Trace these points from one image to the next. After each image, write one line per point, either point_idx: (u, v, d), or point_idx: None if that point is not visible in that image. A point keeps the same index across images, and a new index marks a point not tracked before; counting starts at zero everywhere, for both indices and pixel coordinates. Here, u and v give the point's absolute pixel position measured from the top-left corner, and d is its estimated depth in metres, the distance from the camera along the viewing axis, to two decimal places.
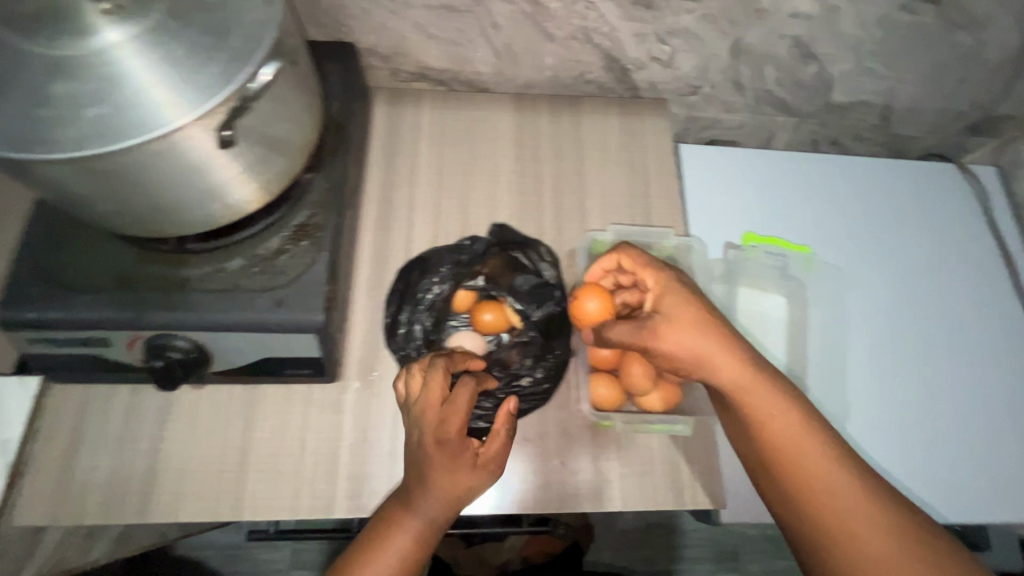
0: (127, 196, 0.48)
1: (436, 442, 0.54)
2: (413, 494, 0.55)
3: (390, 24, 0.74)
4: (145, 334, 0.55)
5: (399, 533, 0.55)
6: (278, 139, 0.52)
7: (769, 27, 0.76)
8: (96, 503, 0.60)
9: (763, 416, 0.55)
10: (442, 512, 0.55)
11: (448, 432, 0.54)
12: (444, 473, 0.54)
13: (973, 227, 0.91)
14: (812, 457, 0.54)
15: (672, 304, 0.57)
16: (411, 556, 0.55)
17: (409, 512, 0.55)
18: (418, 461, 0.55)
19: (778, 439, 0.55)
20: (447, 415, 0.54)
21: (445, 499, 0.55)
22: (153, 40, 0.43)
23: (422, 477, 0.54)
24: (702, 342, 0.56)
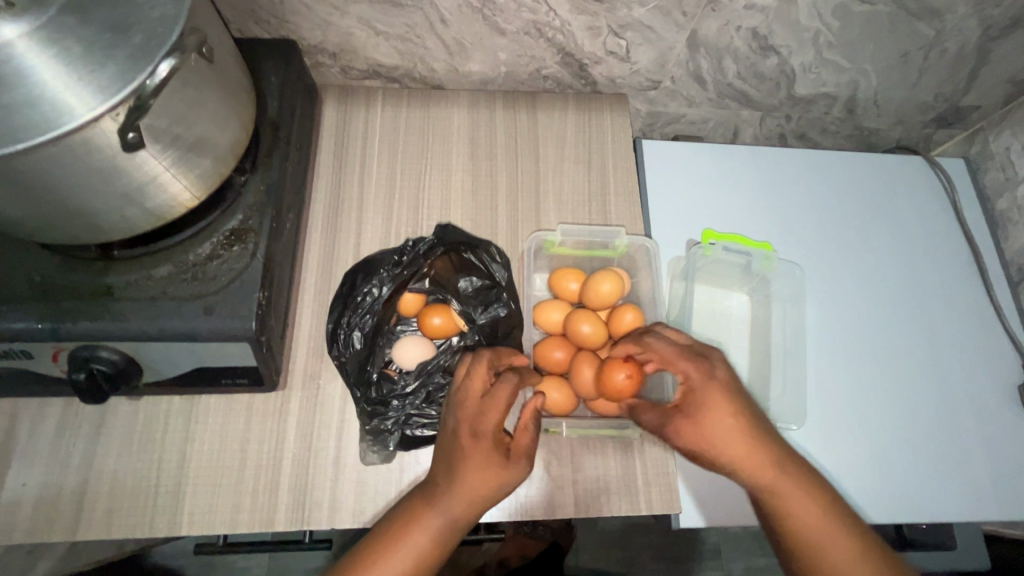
0: (33, 201, 0.45)
1: (470, 432, 0.53)
2: (441, 488, 0.52)
3: (334, 20, 0.72)
4: (67, 346, 0.53)
5: (418, 529, 0.51)
6: (198, 140, 0.50)
7: (724, 20, 0.74)
8: (24, 521, 0.58)
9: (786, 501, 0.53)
10: (467, 512, 0.52)
11: (483, 423, 0.53)
12: (475, 468, 0.52)
13: (943, 222, 0.90)
14: (832, 537, 0.52)
15: (708, 395, 0.54)
16: (424, 560, 0.50)
17: (432, 509, 0.52)
18: (447, 452, 0.54)
19: (803, 538, 0.53)
20: (485, 405, 0.53)
21: (471, 498, 0.51)
22: (46, 36, 0.40)
23: (450, 469, 0.52)
24: (738, 437, 0.54)
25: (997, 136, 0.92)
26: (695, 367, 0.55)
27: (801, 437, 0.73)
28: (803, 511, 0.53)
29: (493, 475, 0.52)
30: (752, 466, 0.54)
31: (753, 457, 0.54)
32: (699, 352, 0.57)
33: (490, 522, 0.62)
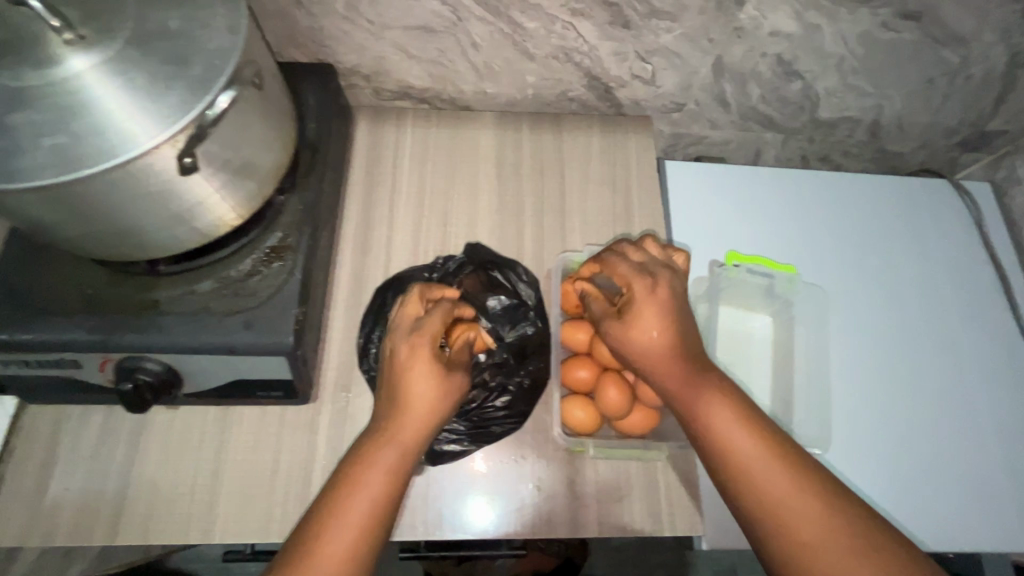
0: (89, 220, 0.48)
1: (409, 350, 0.55)
2: (389, 422, 0.54)
3: (370, 45, 0.74)
4: (115, 356, 0.55)
5: (375, 469, 0.51)
6: (245, 164, 0.52)
7: (749, 46, 0.75)
8: (67, 525, 0.60)
9: (728, 436, 0.52)
10: (416, 432, 0.54)
11: (419, 340, 0.56)
12: (419, 381, 0.54)
13: (968, 246, 0.89)
14: (772, 475, 0.50)
15: (638, 305, 0.56)
16: (391, 491, 0.51)
17: (385, 446, 0.53)
18: (390, 376, 0.56)
19: (744, 462, 0.51)
20: (425, 327, 0.56)
21: (422, 414, 0.54)
22: (113, 69, 0.43)
23: (394, 398, 0.55)
24: (672, 355, 0.55)
25: None
26: (637, 278, 0.57)
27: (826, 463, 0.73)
28: (742, 447, 0.51)
29: (437, 389, 0.55)
30: (669, 374, 0.55)
31: (682, 375, 0.55)
32: (648, 270, 0.58)
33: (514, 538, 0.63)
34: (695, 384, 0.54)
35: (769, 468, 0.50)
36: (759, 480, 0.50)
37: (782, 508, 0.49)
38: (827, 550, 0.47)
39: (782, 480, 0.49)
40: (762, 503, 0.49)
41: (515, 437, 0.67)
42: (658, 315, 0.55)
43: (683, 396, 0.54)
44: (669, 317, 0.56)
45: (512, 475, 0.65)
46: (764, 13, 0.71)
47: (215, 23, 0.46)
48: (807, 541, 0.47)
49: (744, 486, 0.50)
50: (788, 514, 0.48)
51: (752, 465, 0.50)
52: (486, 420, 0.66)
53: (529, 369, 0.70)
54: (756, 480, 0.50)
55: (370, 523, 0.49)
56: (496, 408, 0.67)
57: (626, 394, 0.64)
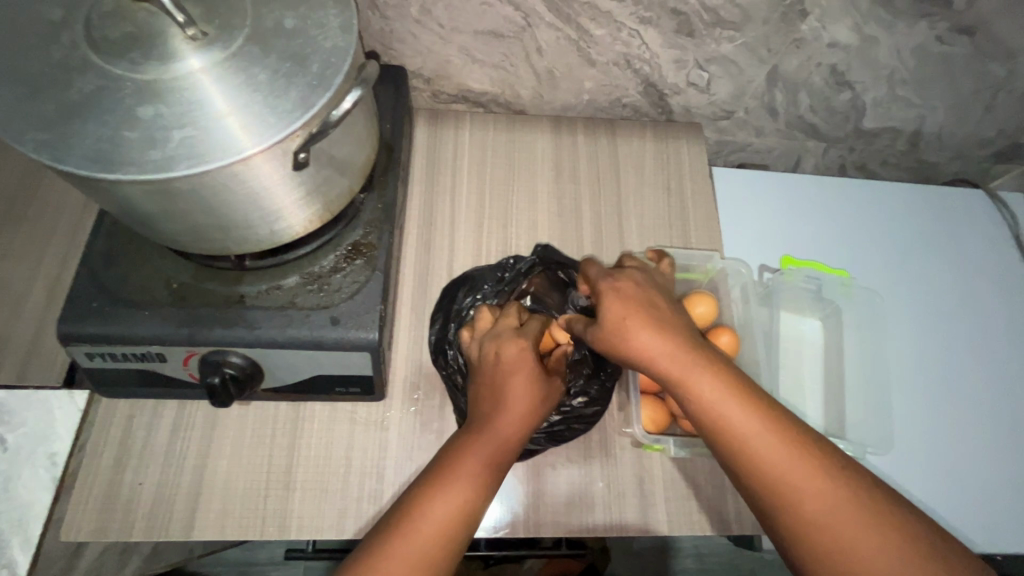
0: (195, 214, 0.48)
1: (516, 350, 0.59)
2: (485, 417, 0.55)
3: (436, 48, 0.76)
4: (202, 351, 0.56)
5: (464, 474, 0.50)
6: (342, 162, 0.53)
7: (806, 56, 0.78)
8: (143, 520, 0.60)
9: (743, 435, 0.50)
10: (519, 425, 0.55)
11: (525, 344, 0.60)
12: (524, 380, 0.57)
13: (1006, 253, 0.92)
14: (793, 470, 0.48)
15: (618, 301, 0.53)
16: (480, 495, 0.50)
17: (474, 450, 0.52)
18: (492, 376, 0.58)
19: (761, 454, 0.49)
20: (525, 331, 0.61)
21: (526, 406, 0.56)
22: (235, 66, 0.44)
23: (494, 396, 0.56)
24: (668, 348, 0.52)
25: None
26: (602, 279, 0.56)
27: (883, 464, 0.74)
28: (759, 441, 0.49)
29: (538, 388, 0.57)
30: (665, 367, 0.51)
31: (683, 372, 0.51)
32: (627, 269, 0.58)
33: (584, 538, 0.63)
34: (693, 372, 0.51)
35: (790, 462, 0.49)
36: (778, 475, 0.48)
37: (807, 502, 0.47)
38: (847, 541, 0.46)
39: (800, 469, 0.48)
40: (784, 502, 0.48)
41: (583, 436, 0.68)
42: (637, 308, 0.53)
43: (694, 397, 0.51)
44: (647, 308, 0.53)
45: (581, 474, 0.66)
46: (825, 24, 0.73)
47: (328, 22, 0.47)
48: (834, 540, 0.46)
49: (771, 487, 0.48)
50: (805, 504, 0.48)
51: (773, 461, 0.49)
52: (562, 423, 0.66)
53: (608, 373, 0.68)
54: (773, 477, 0.48)
55: (456, 527, 0.49)
56: (574, 408, 0.67)
57: None
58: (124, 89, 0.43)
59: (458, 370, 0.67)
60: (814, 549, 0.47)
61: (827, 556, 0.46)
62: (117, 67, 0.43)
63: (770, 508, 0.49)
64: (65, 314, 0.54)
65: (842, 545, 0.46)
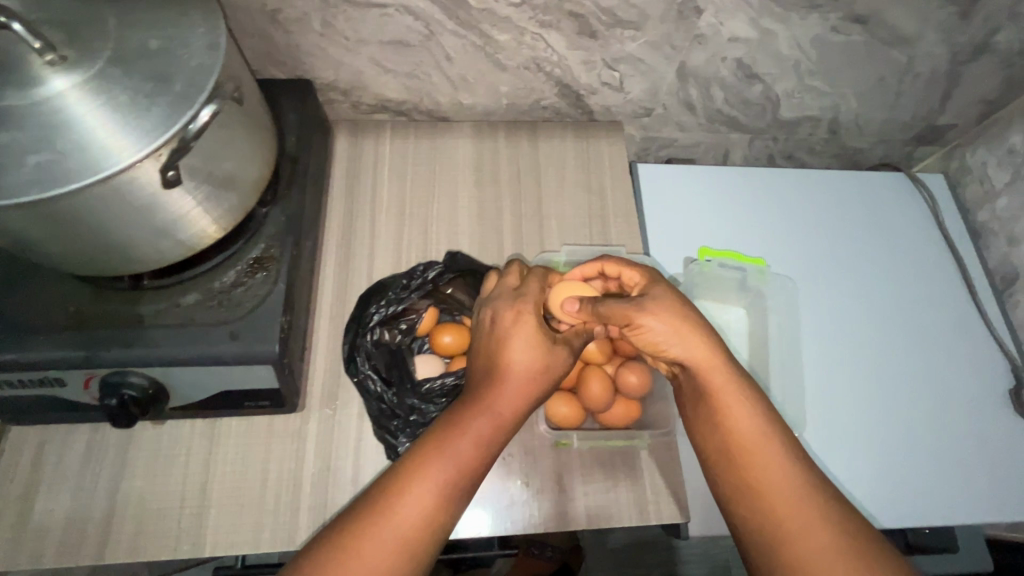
0: (74, 237, 0.48)
1: (514, 315, 0.58)
2: (482, 394, 0.54)
3: (346, 60, 0.76)
4: (100, 373, 0.56)
5: (466, 437, 0.51)
6: (226, 176, 0.53)
7: (710, 52, 0.79)
8: (52, 546, 0.59)
9: (733, 422, 0.55)
10: (517, 400, 0.55)
11: (523, 309, 0.59)
12: (523, 351, 0.56)
13: (925, 234, 0.94)
14: (767, 457, 0.53)
15: (658, 293, 0.60)
16: (478, 462, 0.51)
17: (476, 422, 0.52)
18: (499, 347, 0.57)
19: (757, 462, 0.53)
20: (530, 296, 0.60)
21: (522, 383, 0.55)
22: (96, 87, 0.44)
23: (492, 369, 0.56)
24: (695, 341, 0.58)
25: (974, 152, 0.98)
26: (656, 280, 0.62)
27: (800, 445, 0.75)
28: (761, 452, 0.53)
29: (543, 358, 0.57)
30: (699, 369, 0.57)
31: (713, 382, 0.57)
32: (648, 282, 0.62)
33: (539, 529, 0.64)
34: (723, 386, 0.56)
35: (766, 451, 0.53)
36: (764, 483, 0.52)
37: (769, 487, 0.52)
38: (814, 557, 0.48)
39: (777, 461, 0.53)
40: (752, 484, 0.52)
41: (502, 435, 0.69)
42: (672, 304, 0.59)
43: (721, 407, 0.56)
44: (684, 309, 0.59)
45: (500, 474, 0.67)
46: (722, 20, 0.75)
47: (194, 40, 0.48)
48: (787, 525, 0.50)
49: (756, 494, 0.52)
50: (788, 516, 0.50)
51: (750, 449, 0.54)
52: None
53: None
54: (744, 459, 0.54)
55: (450, 500, 0.49)
56: None
57: (606, 387, 0.67)
58: None
59: (370, 376, 0.67)
60: (768, 530, 0.50)
61: (778, 540, 0.50)
62: None
63: (736, 487, 0.53)
64: None
65: (790, 531, 0.50)
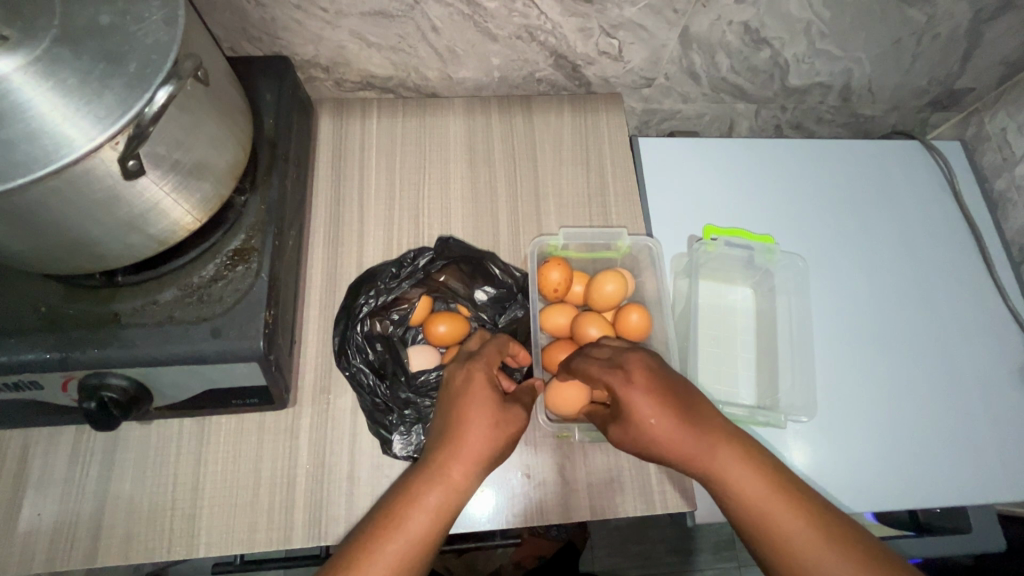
0: (32, 234, 0.45)
1: (465, 375, 0.56)
2: (440, 460, 0.51)
3: (326, 34, 0.72)
4: (77, 375, 0.53)
5: (421, 512, 0.49)
6: (196, 164, 0.50)
7: (715, 15, 0.74)
8: (42, 551, 0.58)
9: (719, 464, 0.51)
10: (475, 466, 0.51)
11: (476, 367, 0.56)
12: (478, 411, 0.52)
13: (937, 201, 0.90)
14: (751, 476, 0.51)
15: (636, 387, 0.52)
16: (434, 535, 0.49)
17: (432, 487, 0.49)
18: (448, 405, 0.54)
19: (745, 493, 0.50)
20: (483, 356, 0.59)
21: (480, 451, 0.51)
22: (41, 70, 0.40)
23: (450, 433, 0.52)
24: (685, 434, 0.51)
25: (993, 117, 0.93)
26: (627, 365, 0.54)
27: (809, 428, 0.73)
28: (745, 482, 0.50)
29: (493, 418, 0.52)
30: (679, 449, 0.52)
31: (692, 450, 0.51)
32: (619, 361, 0.55)
33: (544, 522, 0.63)
34: (707, 447, 0.52)
35: (748, 471, 0.51)
36: (761, 514, 0.50)
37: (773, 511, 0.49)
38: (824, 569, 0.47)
39: (762, 485, 0.50)
40: (761, 518, 0.49)
41: None
42: (653, 396, 0.52)
43: (703, 463, 0.52)
44: (667, 395, 0.52)
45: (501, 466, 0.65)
46: None
47: (151, 16, 0.44)
48: (800, 546, 0.48)
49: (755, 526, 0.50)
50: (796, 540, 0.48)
51: (735, 476, 0.51)
52: None
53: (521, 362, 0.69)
54: (740, 493, 0.50)
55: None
56: None
57: None
58: None
59: (362, 370, 0.66)
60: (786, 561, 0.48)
61: (789, 560, 0.48)
62: None
63: (746, 523, 0.50)
64: None
65: (809, 554, 0.48)
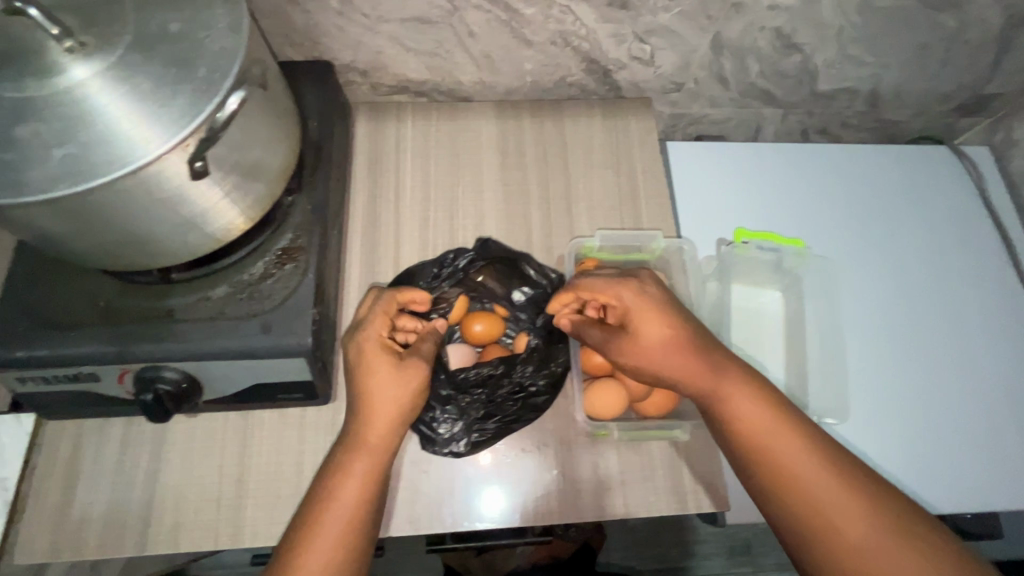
0: (100, 231, 0.47)
1: (359, 347, 0.58)
2: (356, 431, 0.54)
3: (365, 39, 0.74)
4: (134, 367, 0.55)
5: (350, 480, 0.52)
6: (253, 165, 0.52)
7: (747, 21, 0.75)
8: (95, 538, 0.60)
9: (721, 391, 0.56)
10: (389, 425, 0.54)
11: (364, 338, 0.58)
12: (376, 378, 0.55)
13: (966, 206, 0.90)
14: (750, 406, 0.55)
15: (642, 332, 0.60)
16: (367, 495, 0.52)
17: (354, 456, 0.53)
18: (350, 379, 0.57)
19: (747, 422, 0.55)
20: (369, 322, 0.59)
21: (392, 410, 0.55)
22: (119, 75, 0.42)
23: (359, 403, 0.55)
24: (682, 356, 0.58)
25: (1022, 122, 0.93)
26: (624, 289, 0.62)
27: (843, 431, 0.73)
28: (749, 413, 0.55)
29: (392, 379, 0.55)
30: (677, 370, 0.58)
31: (692, 370, 0.58)
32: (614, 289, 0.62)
33: (579, 519, 0.64)
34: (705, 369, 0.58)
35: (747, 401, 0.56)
36: (762, 443, 0.54)
37: (799, 471, 0.52)
38: (819, 494, 0.51)
39: (765, 416, 0.55)
40: (759, 447, 0.54)
41: (535, 425, 0.68)
42: (653, 317, 0.60)
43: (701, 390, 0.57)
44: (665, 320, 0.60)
45: (536, 463, 0.66)
46: None
47: (218, 24, 0.46)
48: (798, 471, 0.52)
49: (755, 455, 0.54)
50: (797, 468, 0.52)
51: (736, 407, 0.56)
52: (512, 411, 0.66)
53: (558, 361, 0.69)
54: (741, 422, 0.55)
55: (349, 533, 0.50)
56: (522, 395, 0.67)
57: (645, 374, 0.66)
58: (4, 108, 0.41)
59: None
60: (786, 493, 0.52)
61: (787, 488, 0.52)
62: None
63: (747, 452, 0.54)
64: None
65: (802, 481, 0.51)
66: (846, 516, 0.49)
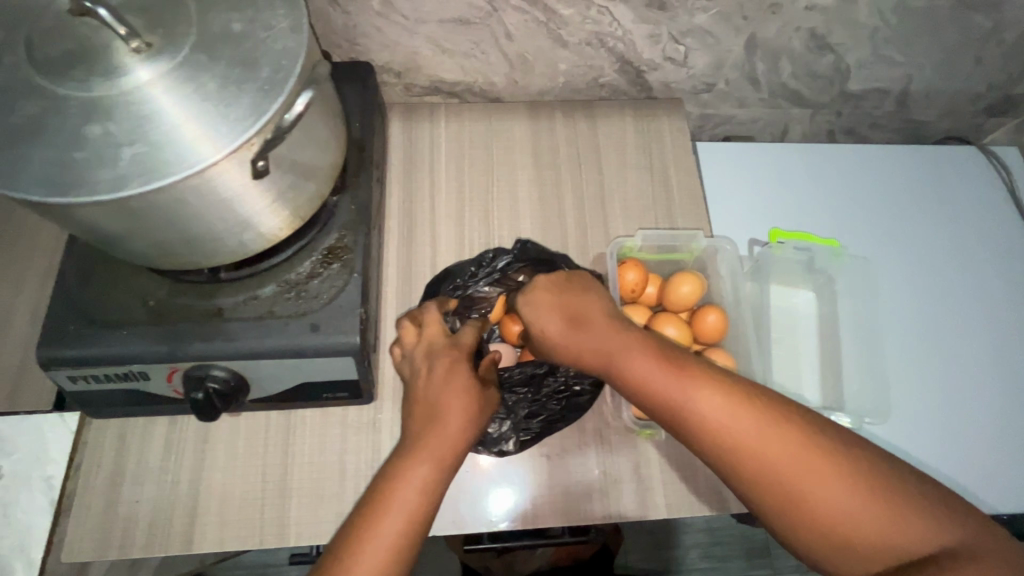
0: (159, 231, 0.47)
1: (448, 365, 0.57)
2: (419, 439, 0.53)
3: (403, 40, 0.74)
4: (184, 366, 0.55)
5: (410, 485, 0.50)
6: (307, 164, 0.52)
7: (782, 22, 0.76)
8: (141, 535, 0.60)
9: (657, 379, 0.50)
10: (462, 440, 0.53)
11: (457, 357, 0.58)
12: (461, 400, 0.55)
13: (998, 206, 0.90)
14: (695, 393, 0.48)
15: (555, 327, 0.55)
16: (427, 503, 0.50)
17: (417, 462, 0.51)
18: (427, 397, 0.56)
19: (696, 414, 0.48)
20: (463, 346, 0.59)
21: (467, 426, 0.54)
22: (185, 75, 0.43)
23: (429, 418, 0.54)
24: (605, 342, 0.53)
25: None
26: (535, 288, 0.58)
27: (882, 432, 0.73)
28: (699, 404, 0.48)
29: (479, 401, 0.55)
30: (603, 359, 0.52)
31: (618, 360, 0.52)
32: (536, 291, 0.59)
33: (621, 518, 0.64)
34: (624, 353, 0.51)
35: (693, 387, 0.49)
36: (722, 436, 0.47)
37: (744, 442, 0.46)
38: (797, 481, 0.44)
39: (713, 404, 0.48)
40: (717, 441, 0.47)
41: (576, 425, 0.68)
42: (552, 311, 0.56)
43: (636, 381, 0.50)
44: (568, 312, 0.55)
45: (577, 462, 0.66)
46: None
47: (278, 24, 0.46)
48: (766, 460, 0.45)
49: (717, 448, 0.47)
50: (764, 457, 0.45)
51: (680, 395, 0.49)
52: (556, 411, 0.66)
53: None
54: (688, 415, 0.48)
55: (405, 542, 0.48)
56: (564, 395, 0.67)
57: None
58: (73, 108, 0.42)
59: None
60: (765, 488, 0.45)
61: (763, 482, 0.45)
62: (65, 86, 0.42)
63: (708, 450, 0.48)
64: (45, 338, 0.54)
65: (772, 469, 0.45)
66: (831, 502, 0.43)
